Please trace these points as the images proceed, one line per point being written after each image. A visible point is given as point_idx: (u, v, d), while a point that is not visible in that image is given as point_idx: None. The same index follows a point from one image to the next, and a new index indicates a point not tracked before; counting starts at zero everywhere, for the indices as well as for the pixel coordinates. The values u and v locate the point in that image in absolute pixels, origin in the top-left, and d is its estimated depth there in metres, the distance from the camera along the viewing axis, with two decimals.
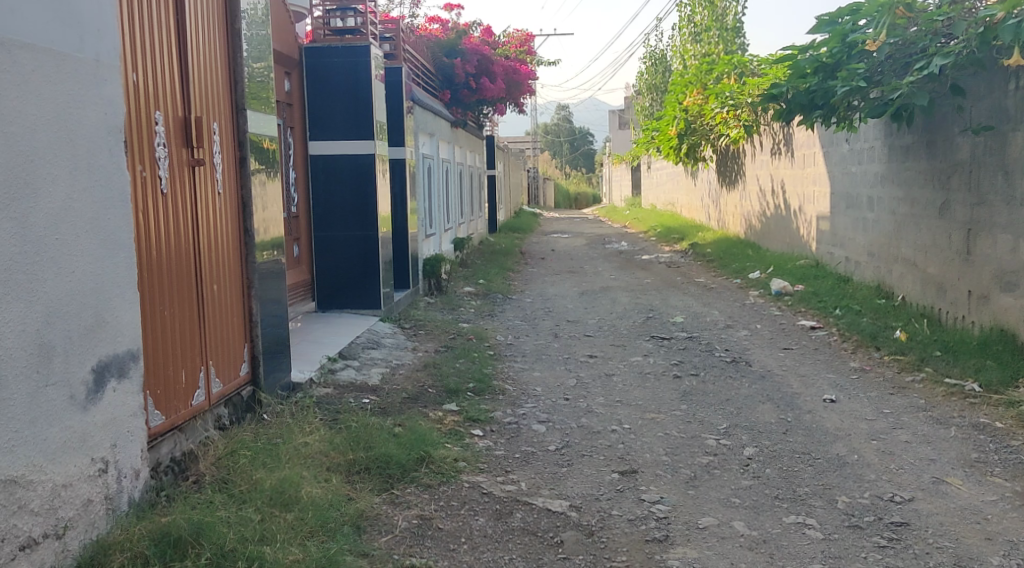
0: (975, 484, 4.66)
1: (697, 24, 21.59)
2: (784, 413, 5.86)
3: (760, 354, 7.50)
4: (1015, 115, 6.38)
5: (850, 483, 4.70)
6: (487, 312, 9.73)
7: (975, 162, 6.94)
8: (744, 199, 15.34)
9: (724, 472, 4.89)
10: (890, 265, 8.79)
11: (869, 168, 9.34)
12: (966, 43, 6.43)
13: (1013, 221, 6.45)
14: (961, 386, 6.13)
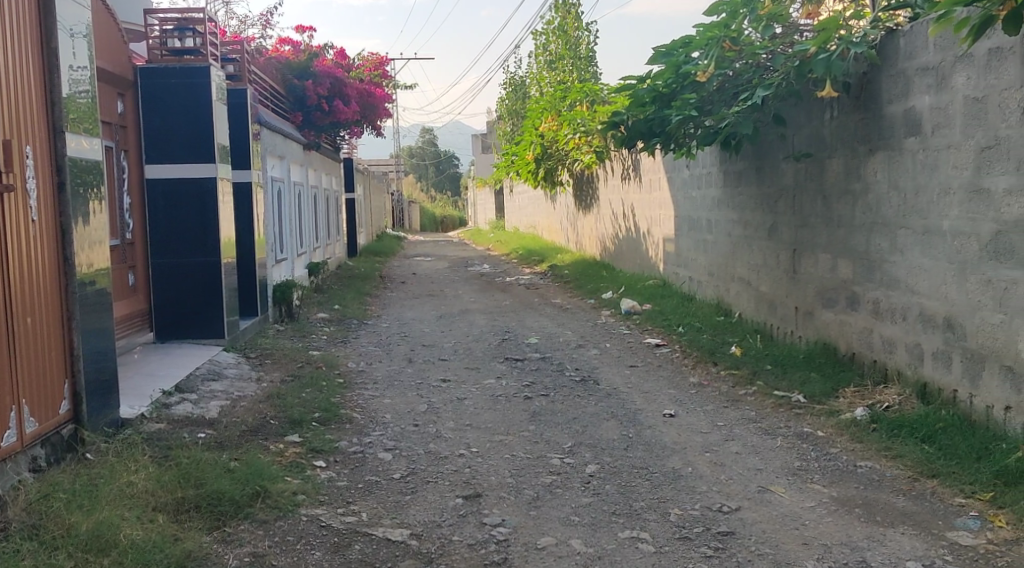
0: (796, 491, 4.89)
1: (552, 53, 21.97)
2: (627, 428, 6.01)
3: (608, 372, 7.68)
4: (831, 143, 6.77)
5: (683, 496, 4.85)
6: (339, 338, 9.61)
7: (798, 188, 7.33)
8: (598, 222, 15.70)
9: (565, 491, 4.97)
10: (728, 284, 9.16)
11: (707, 192, 9.72)
12: (785, 75, 6.82)
13: (833, 241, 6.83)
14: (788, 397, 6.42)
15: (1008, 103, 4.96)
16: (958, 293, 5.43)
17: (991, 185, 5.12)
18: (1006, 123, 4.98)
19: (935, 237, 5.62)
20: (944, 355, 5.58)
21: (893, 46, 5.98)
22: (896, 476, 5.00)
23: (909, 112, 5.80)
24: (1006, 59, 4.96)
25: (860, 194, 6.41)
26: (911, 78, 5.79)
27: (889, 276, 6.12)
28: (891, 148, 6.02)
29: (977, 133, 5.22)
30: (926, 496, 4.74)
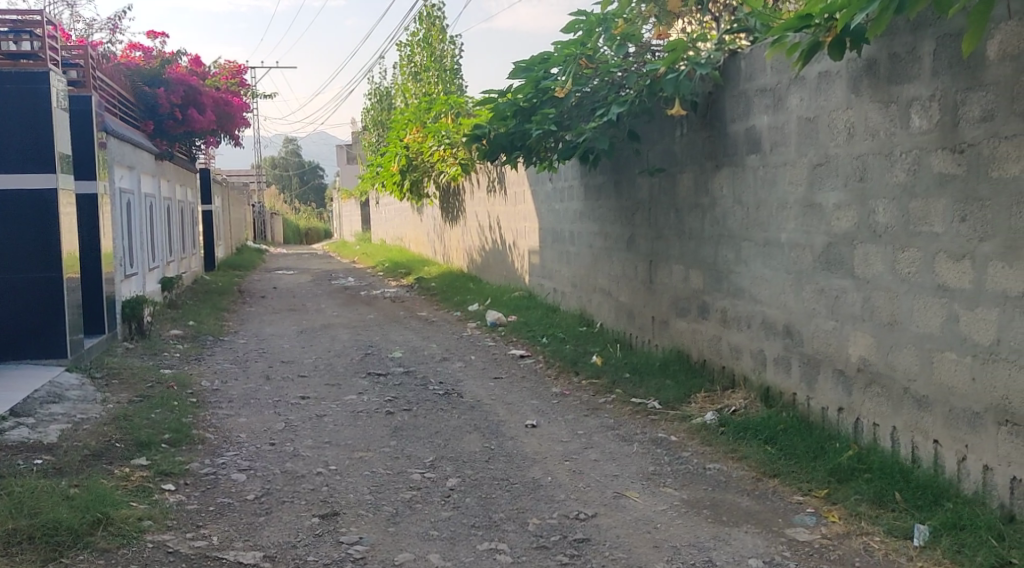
0: (648, 495, 5.00)
1: (416, 64, 21.92)
2: (488, 440, 6.02)
3: (471, 385, 7.68)
4: (681, 159, 7.00)
5: (542, 505, 4.89)
6: (194, 356, 9.29)
7: (652, 202, 7.53)
8: (465, 233, 15.75)
9: (425, 505, 4.94)
10: (590, 295, 9.33)
11: (569, 205, 9.88)
12: (638, 93, 6.97)
13: (685, 253, 7.04)
14: (644, 404, 6.58)
15: (836, 123, 5.23)
16: (795, 301, 5.69)
17: (822, 200, 5.38)
18: (834, 143, 5.24)
19: (775, 248, 5.87)
20: (784, 360, 5.82)
21: (735, 68, 6.22)
22: (741, 477, 5.18)
23: (751, 131, 6.05)
24: (833, 82, 5.23)
25: (708, 208, 6.64)
26: (751, 98, 6.04)
27: (734, 286, 6.36)
28: (735, 165, 6.26)
29: (809, 152, 5.48)
30: (768, 494, 4.94)
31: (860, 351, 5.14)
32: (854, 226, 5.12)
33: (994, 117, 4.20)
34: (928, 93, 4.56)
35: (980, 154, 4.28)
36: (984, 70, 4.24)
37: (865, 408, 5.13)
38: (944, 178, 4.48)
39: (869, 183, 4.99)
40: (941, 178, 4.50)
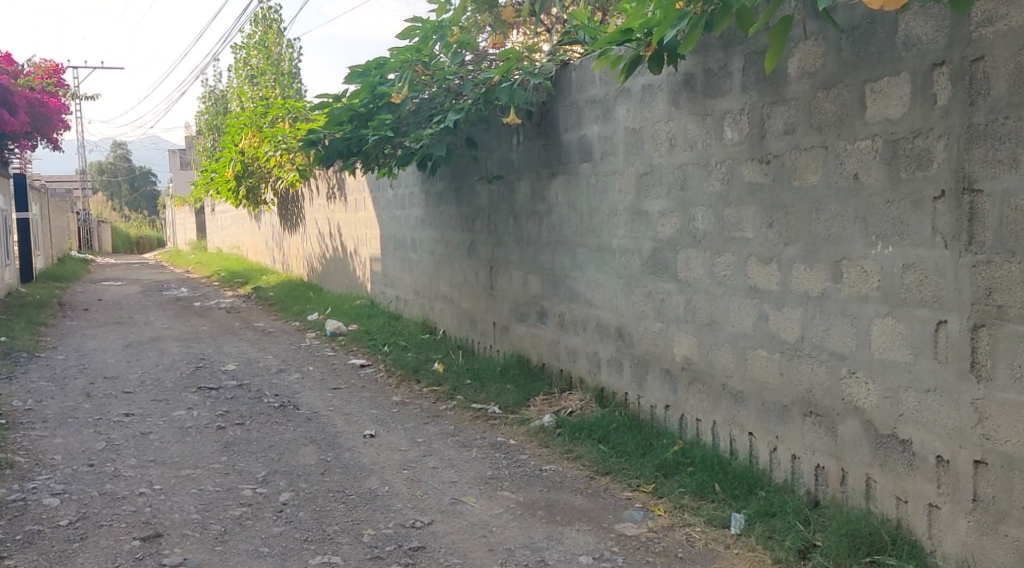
0: (486, 500, 5.03)
1: (254, 67, 21.12)
2: (325, 452, 5.91)
3: (308, 396, 7.52)
4: (518, 166, 7.10)
5: (377, 515, 4.84)
6: (5, 375, 8.72)
7: (491, 209, 7.60)
8: (305, 241, 15.43)
9: (256, 522, 4.80)
10: (432, 302, 9.31)
11: (410, 212, 9.84)
12: (474, 101, 7.06)
13: (523, 259, 7.14)
14: (484, 409, 6.63)
15: (659, 134, 5.42)
16: (627, 304, 5.85)
17: (648, 208, 5.56)
18: (658, 152, 5.43)
19: (606, 254, 6.02)
20: (617, 361, 5.99)
21: (566, 78, 6.35)
22: (575, 476, 5.29)
23: (582, 140, 6.19)
24: (656, 95, 5.42)
25: (545, 215, 6.75)
26: (582, 109, 6.18)
27: (571, 290, 6.49)
28: (569, 173, 6.39)
29: (636, 160, 5.65)
30: (600, 492, 5.06)
31: (684, 350, 5.33)
32: (677, 232, 5.32)
33: (796, 130, 4.44)
34: (739, 107, 4.78)
35: (785, 164, 4.52)
36: (787, 87, 4.47)
37: (689, 405, 5.32)
38: (754, 186, 4.71)
39: (689, 191, 5.19)
40: (751, 187, 4.73)
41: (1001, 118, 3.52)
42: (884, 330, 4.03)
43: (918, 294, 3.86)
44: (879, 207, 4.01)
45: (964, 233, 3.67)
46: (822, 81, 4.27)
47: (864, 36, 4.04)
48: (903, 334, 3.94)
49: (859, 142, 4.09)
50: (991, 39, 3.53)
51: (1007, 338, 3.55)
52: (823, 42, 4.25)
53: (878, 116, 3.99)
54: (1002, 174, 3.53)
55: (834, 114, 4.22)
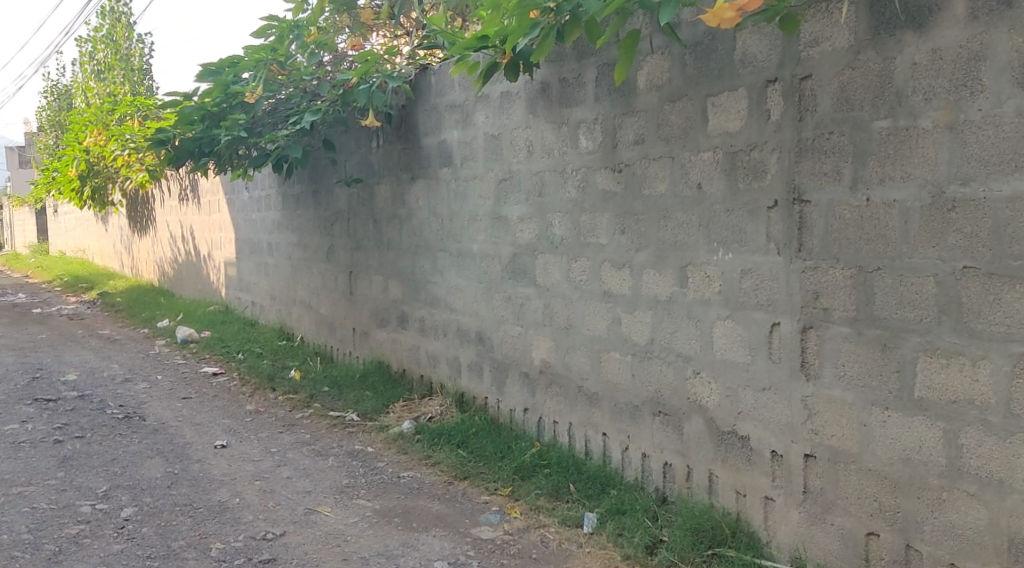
0: (341, 509, 5.00)
1: (100, 62, 20.31)
2: (171, 465, 5.75)
3: (156, 406, 7.29)
4: (378, 170, 7.09)
5: (227, 528, 4.75)
6: None
7: (351, 213, 7.55)
8: (155, 245, 14.90)
9: (95, 540, 4.64)
10: (290, 307, 9.17)
11: (266, 216, 9.65)
12: (331, 103, 6.99)
13: (383, 264, 7.13)
14: (342, 417, 6.58)
15: (517, 140, 5.52)
16: (486, 309, 5.93)
17: (507, 213, 5.65)
18: (516, 159, 5.53)
19: (467, 259, 6.09)
20: (477, 366, 6.05)
21: (426, 83, 6.39)
22: (434, 482, 5.33)
23: (442, 145, 6.24)
24: (514, 102, 5.52)
25: (405, 220, 6.77)
26: (441, 113, 6.23)
27: (431, 295, 6.52)
28: (429, 177, 6.43)
29: (495, 166, 5.73)
30: (457, 496, 5.12)
31: (542, 354, 5.44)
32: (535, 237, 5.43)
33: (645, 140, 4.60)
34: (593, 116, 4.93)
35: (635, 173, 4.68)
36: (636, 98, 4.64)
37: (546, 408, 5.44)
38: (607, 194, 4.86)
39: (546, 197, 5.31)
40: (605, 194, 4.87)
41: (827, 133, 3.72)
42: (725, 332, 4.23)
43: (755, 298, 4.07)
44: (720, 215, 4.21)
45: (795, 240, 3.88)
46: (668, 94, 4.45)
47: (706, 52, 4.24)
48: (743, 335, 4.14)
49: (703, 154, 4.28)
50: (818, 59, 3.74)
51: (832, 338, 3.76)
52: (669, 56, 4.44)
53: (719, 129, 4.19)
54: (827, 186, 3.73)
55: (680, 126, 4.40)
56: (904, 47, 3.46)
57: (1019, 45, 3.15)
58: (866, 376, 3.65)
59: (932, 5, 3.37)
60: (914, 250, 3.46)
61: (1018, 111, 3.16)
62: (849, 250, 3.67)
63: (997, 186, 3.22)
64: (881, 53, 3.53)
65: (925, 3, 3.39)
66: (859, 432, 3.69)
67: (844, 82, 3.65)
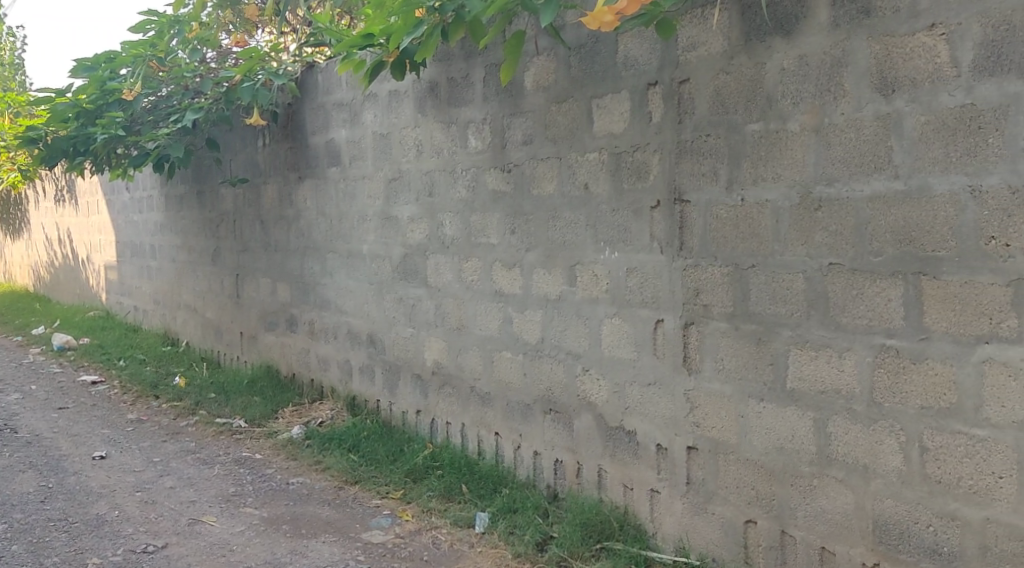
0: (227, 518, 4.91)
1: None
2: (46, 479, 5.54)
3: (30, 418, 7.01)
4: (264, 170, 6.98)
5: (104, 543, 4.61)
6: None
7: (237, 214, 7.41)
8: (30, 249, 14.29)
9: None
10: (174, 312, 8.93)
11: (148, 217, 9.38)
12: (214, 101, 6.84)
13: (271, 266, 7.02)
14: (228, 424, 6.46)
15: (406, 140, 5.51)
16: (377, 310, 5.90)
17: (397, 213, 5.64)
18: (405, 158, 5.52)
19: (357, 260, 6.05)
20: (368, 369, 6.02)
21: (312, 81, 6.32)
22: (324, 488, 5.28)
23: (330, 144, 6.18)
24: (402, 101, 5.51)
25: (292, 220, 6.68)
26: (329, 112, 6.17)
27: (320, 297, 6.44)
28: (317, 177, 6.36)
29: (384, 166, 5.71)
30: (347, 501, 5.08)
31: (434, 355, 5.45)
32: (425, 238, 5.43)
33: (533, 141, 4.66)
34: (481, 116, 4.96)
35: (523, 173, 4.73)
36: (523, 98, 4.69)
37: (439, 409, 5.45)
38: (497, 194, 4.90)
39: (436, 198, 5.32)
40: (494, 194, 4.92)
41: (704, 136, 3.84)
42: (613, 329, 4.32)
43: (640, 296, 4.17)
44: (606, 215, 4.30)
45: (676, 239, 3.99)
46: (555, 95, 4.51)
47: (590, 54, 4.32)
48: (629, 332, 4.24)
49: (588, 155, 4.36)
50: (695, 63, 3.85)
51: (712, 334, 3.88)
52: (554, 58, 4.50)
53: (604, 130, 4.27)
54: (706, 186, 3.85)
55: (566, 126, 4.47)
56: (774, 53, 3.58)
57: (877, 52, 3.28)
58: (744, 369, 3.78)
59: (798, 13, 3.50)
60: (786, 248, 3.59)
61: (877, 115, 3.29)
62: (726, 249, 3.80)
63: (859, 186, 3.35)
64: (753, 59, 3.65)
65: (793, 11, 3.52)
66: (737, 423, 3.81)
67: (720, 86, 3.77)
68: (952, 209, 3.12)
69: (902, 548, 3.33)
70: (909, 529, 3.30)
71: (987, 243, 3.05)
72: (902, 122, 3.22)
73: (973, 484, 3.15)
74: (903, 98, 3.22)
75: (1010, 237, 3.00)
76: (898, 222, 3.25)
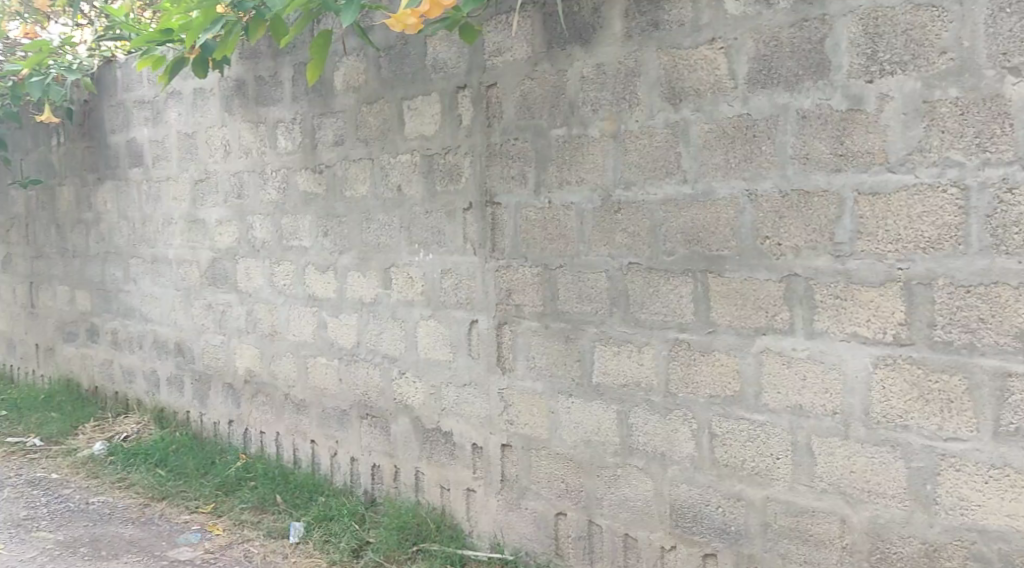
0: (17, 544, 4.63)
1: None
2: None
3: None
4: (59, 170, 6.61)
5: None
6: None
7: (30, 218, 6.99)
8: None
9: None
10: None
11: None
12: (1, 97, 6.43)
13: (68, 273, 6.66)
14: (21, 442, 6.07)
15: (212, 140, 5.36)
16: (185, 318, 5.71)
17: (204, 216, 5.48)
18: (212, 159, 5.37)
19: (162, 265, 5.83)
20: (177, 379, 5.81)
21: (111, 77, 6.05)
22: (127, 506, 5.06)
23: (131, 144, 5.93)
24: (207, 100, 5.36)
25: (92, 224, 6.36)
26: (129, 110, 5.92)
27: (124, 305, 6.17)
28: (118, 179, 6.09)
29: (189, 167, 5.53)
30: (153, 519, 4.89)
31: (245, 363, 5.32)
32: (234, 241, 5.30)
33: (344, 142, 4.64)
34: (291, 117, 4.90)
35: (335, 175, 4.70)
36: (333, 99, 4.66)
37: (252, 418, 5.33)
38: (308, 196, 4.84)
39: (245, 200, 5.20)
40: (306, 196, 4.86)
41: (512, 140, 3.94)
42: (428, 331, 4.36)
43: (453, 297, 4.23)
44: (419, 217, 4.33)
45: (488, 240, 4.07)
46: (365, 96, 4.51)
47: (399, 57, 4.34)
48: (443, 333, 4.29)
49: (400, 157, 4.38)
50: (501, 68, 3.95)
51: (523, 333, 3.99)
52: (363, 59, 4.50)
53: (415, 132, 4.31)
54: (514, 189, 3.95)
55: (377, 128, 4.48)
56: (574, 61, 3.72)
57: (666, 63, 3.46)
58: (553, 366, 3.90)
59: (595, 23, 3.65)
60: (589, 249, 3.73)
61: (667, 123, 3.47)
62: (535, 250, 3.91)
63: (652, 190, 3.52)
64: (555, 66, 3.77)
65: (590, 20, 3.66)
66: (548, 419, 3.93)
67: (525, 91, 3.87)
68: (733, 212, 3.32)
69: (695, 529, 3.52)
70: (701, 511, 3.49)
71: (763, 243, 3.27)
72: (689, 130, 3.41)
73: (755, 465, 3.35)
74: (690, 108, 3.41)
75: (781, 237, 3.23)
76: (688, 224, 3.44)
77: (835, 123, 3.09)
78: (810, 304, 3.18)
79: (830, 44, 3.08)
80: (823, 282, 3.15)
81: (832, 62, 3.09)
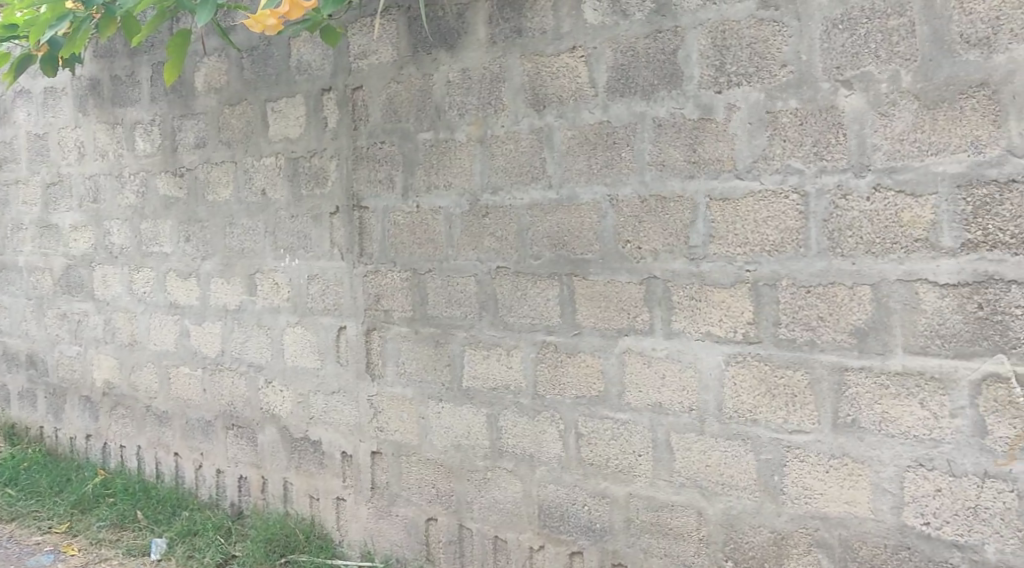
0: None
1: None
2: None
3: None
4: None
5: None
6: None
7: None
8: None
9: None
10: None
11: None
12: None
13: None
14: None
15: (65, 142, 5.15)
16: (37, 329, 5.46)
17: (57, 221, 5.25)
18: (65, 162, 5.16)
19: (11, 273, 5.56)
20: (29, 393, 5.55)
21: None
22: None
23: None
24: (60, 99, 5.14)
25: None
26: None
27: None
28: None
29: (40, 170, 5.30)
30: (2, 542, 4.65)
31: (103, 374, 5.13)
32: (90, 247, 5.10)
33: (206, 144, 4.53)
34: (149, 118, 4.75)
35: (196, 178, 4.59)
36: (194, 100, 4.55)
37: (111, 432, 5.14)
38: (168, 200, 4.71)
39: (101, 204, 5.01)
40: (166, 200, 4.72)
41: (379, 143, 3.93)
42: (295, 337, 4.29)
43: (321, 303, 4.18)
44: (284, 222, 4.27)
45: (355, 245, 4.05)
46: (227, 98, 4.42)
47: (262, 58, 4.27)
48: (311, 340, 4.24)
49: (264, 160, 4.31)
50: (367, 71, 3.94)
51: (392, 338, 3.98)
52: (225, 59, 4.40)
53: (279, 135, 4.24)
54: (382, 193, 3.94)
55: (240, 131, 4.39)
56: (439, 65, 3.73)
57: (529, 69, 3.51)
58: (422, 371, 3.90)
59: (459, 28, 3.68)
60: (458, 253, 3.75)
61: (532, 128, 3.53)
62: (404, 254, 3.91)
63: (518, 195, 3.57)
64: (420, 70, 3.78)
65: (454, 25, 3.69)
66: (418, 425, 3.93)
67: (391, 94, 3.87)
68: (595, 216, 3.40)
69: (562, 528, 3.59)
70: (568, 510, 3.56)
71: (624, 246, 3.36)
72: (553, 136, 3.48)
73: (619, 463, 3.44)
74: (553, 114, 3.47)
75: (641, 241, 3.32)
76: (553, 228, 3.50)
77: (688, 131, 3.20)
78: (667, 305, 3.28)
79: (682, 55, 3.20)
80: (679, 284, 3.25)
81: (684, 73, 3.20)
